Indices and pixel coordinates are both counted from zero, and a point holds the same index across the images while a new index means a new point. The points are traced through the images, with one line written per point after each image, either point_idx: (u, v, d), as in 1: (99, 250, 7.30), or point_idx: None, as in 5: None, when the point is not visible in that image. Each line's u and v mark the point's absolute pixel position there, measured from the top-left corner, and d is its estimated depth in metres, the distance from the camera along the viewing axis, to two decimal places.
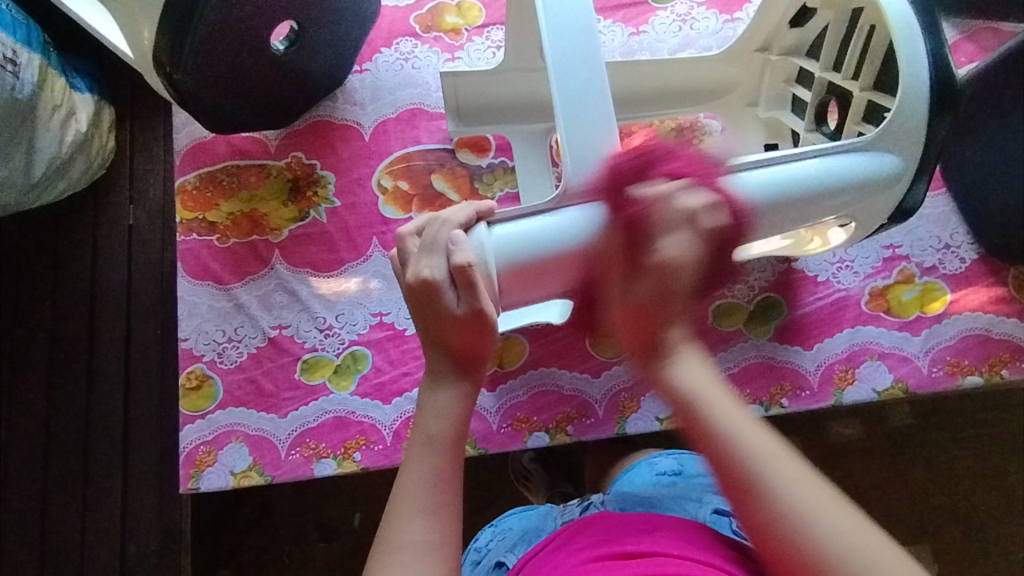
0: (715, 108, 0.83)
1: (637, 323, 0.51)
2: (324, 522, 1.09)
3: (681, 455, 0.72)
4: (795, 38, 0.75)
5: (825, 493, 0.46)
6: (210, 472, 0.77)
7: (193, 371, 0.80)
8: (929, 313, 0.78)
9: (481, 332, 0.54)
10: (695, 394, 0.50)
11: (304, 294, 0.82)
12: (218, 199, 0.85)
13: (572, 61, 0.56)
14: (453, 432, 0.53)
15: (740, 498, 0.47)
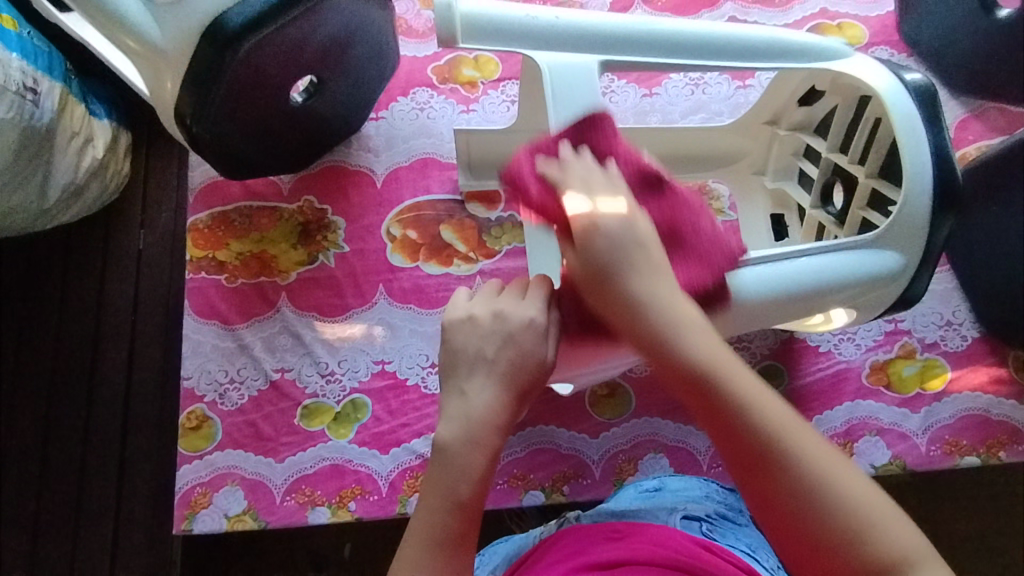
0: (722, 175, 0.86)
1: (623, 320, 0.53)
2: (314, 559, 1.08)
3: (664, 475, 0.75)
4: (802, 116, 0.79)
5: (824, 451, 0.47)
6: (204, 515, 0.77)
7: (194, 411, 0.80)
8: (929, 390, 0.78)
9: (537, 382, 0.56)
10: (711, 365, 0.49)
11: (308, 338, 0.83)
12: (229, 238, 0.87)
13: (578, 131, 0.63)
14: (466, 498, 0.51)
15: (749, 472, 0.47)
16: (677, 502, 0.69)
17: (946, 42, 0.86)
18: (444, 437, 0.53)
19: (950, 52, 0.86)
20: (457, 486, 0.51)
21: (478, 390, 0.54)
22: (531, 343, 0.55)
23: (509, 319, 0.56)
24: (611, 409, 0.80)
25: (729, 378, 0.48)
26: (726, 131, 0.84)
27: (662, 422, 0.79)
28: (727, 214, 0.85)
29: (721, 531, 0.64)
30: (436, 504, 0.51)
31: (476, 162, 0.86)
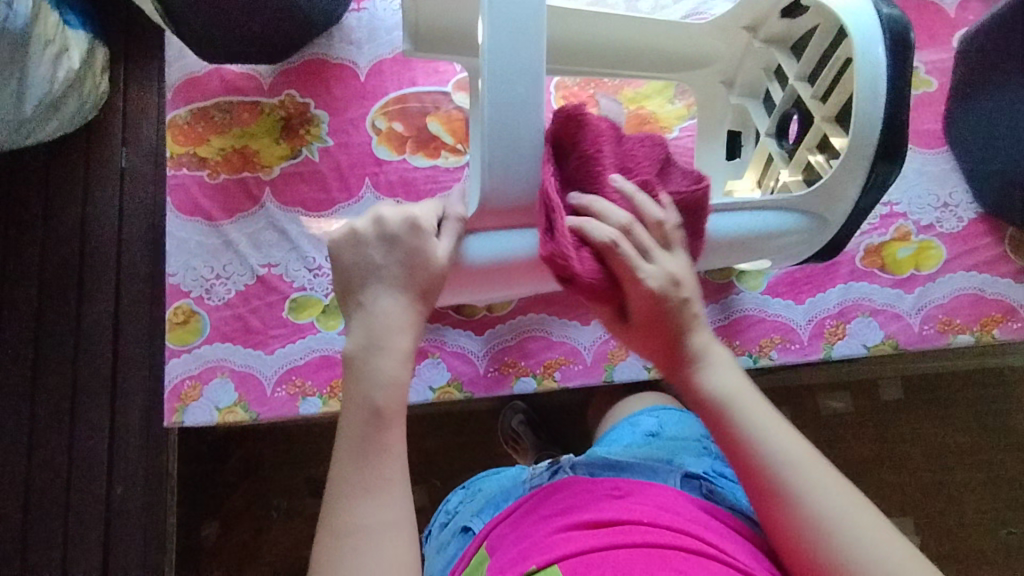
0: (689, 81, 0.78)
1: (650, 336, 0.54)
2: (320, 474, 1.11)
3: (664, 416, 0.73)
4: (783, 29, 0.70)
5: (764, 408, 0.51)
6: (195, 407, 0.77)
7: (181, 306, 0.79)
8: (923, 270, 0.77)
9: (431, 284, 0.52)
10: (728, 396, 0.51)
11: (294, 233, 0.81)
12: (210, 134, 0.84)
13: (511, 21, 0.47)
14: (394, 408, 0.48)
15: (711, 421, 0.51)
16: (677, 454, 0.66)
17: None
18: (352, 346, 0.50)
19: None
20: (373, 393, 0.49)
21: (378, 304, 0.51)
22: (419, 242, 0.52)
23: (387, 224, 0.52)
24: None
25: (709, 365, 0.52)
26: (697, 33, 0.74)
27: None
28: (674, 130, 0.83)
29: (723, 490, 0.61)
30: (355, 416, 0.48)
31: (423, 32, 0.76)
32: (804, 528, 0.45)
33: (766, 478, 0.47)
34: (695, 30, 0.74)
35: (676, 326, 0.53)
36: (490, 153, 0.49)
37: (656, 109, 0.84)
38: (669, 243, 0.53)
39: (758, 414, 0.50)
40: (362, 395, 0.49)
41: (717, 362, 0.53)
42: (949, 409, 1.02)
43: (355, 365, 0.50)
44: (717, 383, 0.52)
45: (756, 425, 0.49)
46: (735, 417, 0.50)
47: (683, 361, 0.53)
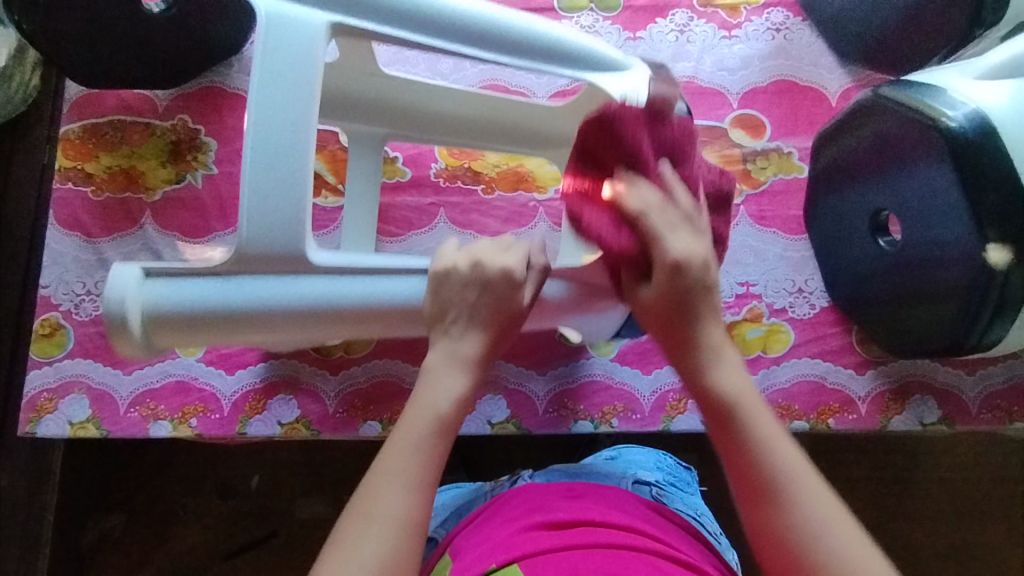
0: (556, 158, 0.82)
1: (662, 328, 0.60)
2: (217, 481, 1.15)
3: (622, 447, 0.83)
4: None
5: (777, 424, 0.55)
6: (49, 420, 0.79)
7: (48, 319, 0.81)
8: (770, 354, 0.79)
9: (510, 329, 0.61)
10: (733, 395, 0.56)
11: (167, 256, 0.83)
12: (99, 151, 0.86)
13: (281, 79, 0.57)
14: (450, 418, 0.56)
15: (716, 422, 0.56)
16: (629, 467, 0.77)
17: (836, 8, 0.84)
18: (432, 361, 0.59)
19: (842, 15, 0.83)
20: (439, 402, 0.56)
21: (463, 335, 0.60)
22: (503, 285, 0.60)
23: (486, 268, 0.60)
24: None
25: (720, 362, 0.58)
26: (555, 115, 0.78)
27: (504, 364, 0.80)
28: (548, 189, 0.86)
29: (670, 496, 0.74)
30: (420, 438, 0.54)
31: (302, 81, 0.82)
32: (794, 525, 0.50)
33: (756, 478, 0.52)
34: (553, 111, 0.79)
35: (692, 304, 0.58)
36: (251, 179, 0.56)
37: (535, 168, 0.87)
38: (673, 225, 0.58)
39: (760, 418, 0.55)
40: (427, 403, 0.56)
41: (733, 372, 0.58)
42: (861, 477, 1.01)
43: (424, 386, 0.58)
44: (723, 382, 0.57)
45: (758, 424, 0.55)
46: (738, 418, 0.55)
47: (694, 352, 0.59)
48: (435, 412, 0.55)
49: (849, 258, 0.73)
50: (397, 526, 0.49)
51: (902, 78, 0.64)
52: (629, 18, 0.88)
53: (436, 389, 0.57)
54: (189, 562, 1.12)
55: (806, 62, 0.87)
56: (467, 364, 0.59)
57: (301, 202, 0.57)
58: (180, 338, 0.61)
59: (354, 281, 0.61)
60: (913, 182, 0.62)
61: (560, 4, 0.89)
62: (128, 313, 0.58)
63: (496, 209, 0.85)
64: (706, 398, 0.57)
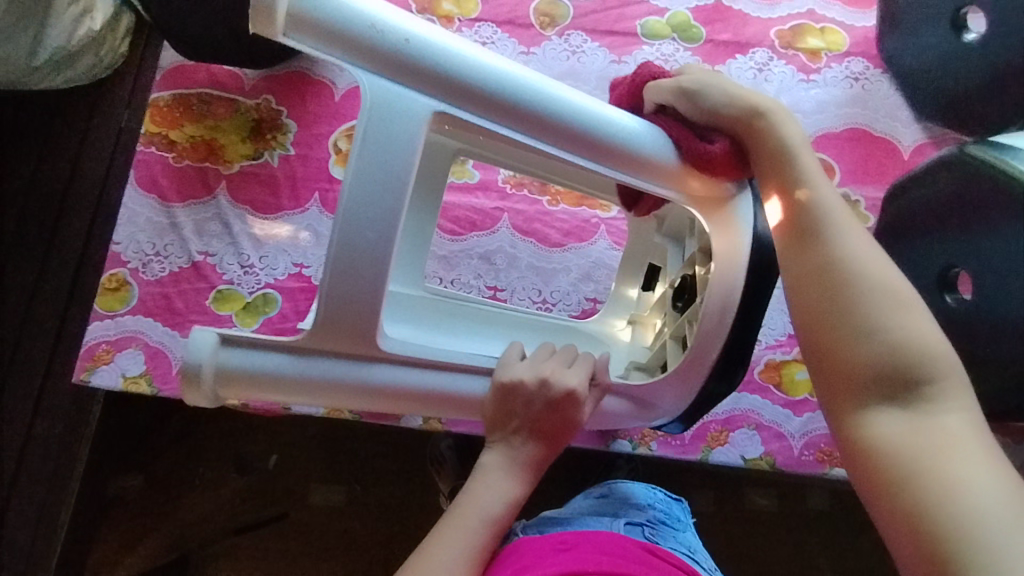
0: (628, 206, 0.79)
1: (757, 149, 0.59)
2: (241, 456, 1.16)
3: (613, 484, 0.85)
4: None
5: (864, 236, 0.54)
6: (104, 371, 0.81)
7: (116, 274, 0.84)
8: (817, 397, 0.79)
9: (563, 437, 0.65)
10: (815, 197, 0.56)
11: (237, 228, 0.85)
12: (185, 120, 0.89)
13: (381, 145, 0.53)
14: (501, 510, 0.60)
15: (792, 246, 0.56)
16: (620, 510, 0.78)
17: (920, 64, 0.85)
18: (489, 457, 0.63)
19: (922, 73, 0.85)
20: (492, 499, 0.60)
21: (522, 441, 0.63)
22: (572, 412, 0.64)
23: (554, 386, 0.63)
24: None
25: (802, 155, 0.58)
26: None
27: None
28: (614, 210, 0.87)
29: (661, 535, 0.75)
30: (471, 516, 0.59)
31: None
32: (863, 359, 0.49)
33: (828, 308, 0.52)
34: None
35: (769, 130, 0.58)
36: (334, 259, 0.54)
37: None
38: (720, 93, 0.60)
39: (833, 207, 0.55)
40: (475, 509, 0.59)
41: (822, 194, 0.56)
42: None
43: (479, 482, 0.61)
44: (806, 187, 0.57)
45: (840, 241, 0.54)
46: (808, 203, 0.56)
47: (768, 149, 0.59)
48: (495, 511, 0.60)
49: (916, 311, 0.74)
50: None
51: (989, 139, 0.64)
52: (709, 51, 0.90)
53: (486, 483, 0.61)
54: (202, 532, 1.13)
55: (883, 114, 0.88)
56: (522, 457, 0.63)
57: (384, 261, 0.54)
58: (241, 393, 0.60)
59: (416, 370, 0.63)
60: (989, 243, 0.62)
61: (644, 31, 0.91)
62: (202, 370, 0.58)
63: (559, 221, 0.87)
64: (791, 218, 0.56)
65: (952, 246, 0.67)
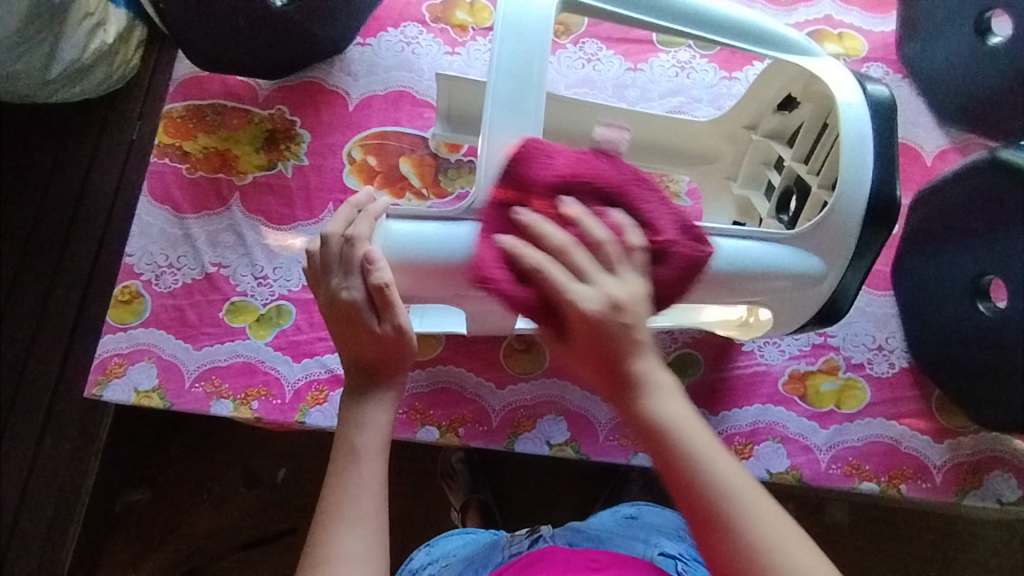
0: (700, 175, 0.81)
1: (591, 360, 0.49)
2: (249, 470, 1.14)
3: (643, 505, 0.83)
4: (779, 123, 0.73)
5: (755, 499, 0.47)
6: (116, 384, 0.79)
7: (128, 286, 0.83)
8: (843, 409, 0.77)
9: (386, 354, 0.56)
10: (706, 462, 0.48)
11: (250, 240, 0.85)
12: (198, 131, 0.89)
13: (508, 158, 0.59)
14: (379, 445, 0.55)
15: (702, 536, 0.47)
16: (650, 535, 0.76)
17: (942, 68, 0.83)
18: (345, 411, 0.57)
19: (945, 79, 0.84)
20: (354, 433, 0.55)
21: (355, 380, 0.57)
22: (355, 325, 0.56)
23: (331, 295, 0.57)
24: (524, 365, 0.79)
25: (659, 394, 0.49)
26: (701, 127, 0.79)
27: (570, 387, 0.78)
28: (683, 199, 0.84)
29: (693, 571, 0.70)
30: (343, 456, 0.55)
31: (455, 112, 0.85)
32: None
33: None
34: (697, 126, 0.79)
35: (614, 347, 0.48)
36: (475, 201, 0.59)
37: None
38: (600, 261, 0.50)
39: (738, 487, 0.47)
40: (343, 438, 0.55)
41: (720, 473, 0.47)
42: None
43: (353, 414, 0.56)
44: (698, 456, 0.48)
45: (746, 534, 0.46)
46: (720, 492, 0.47)
47: (627, 389, 0.50)
48: (374, 441, 0.55)
49: (948, 320, 0.72)
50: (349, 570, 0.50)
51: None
52: (726, 58, 0.90)
53: (357, 419, 0.56)
54: (210, 547, 1.11)
55: (903, 119, 0.87)
56: (380, 378, 0.57)
57: None
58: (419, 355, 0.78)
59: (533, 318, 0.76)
60: None
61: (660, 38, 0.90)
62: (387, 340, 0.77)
63: None
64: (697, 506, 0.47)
65: (990, 252, 0.66)
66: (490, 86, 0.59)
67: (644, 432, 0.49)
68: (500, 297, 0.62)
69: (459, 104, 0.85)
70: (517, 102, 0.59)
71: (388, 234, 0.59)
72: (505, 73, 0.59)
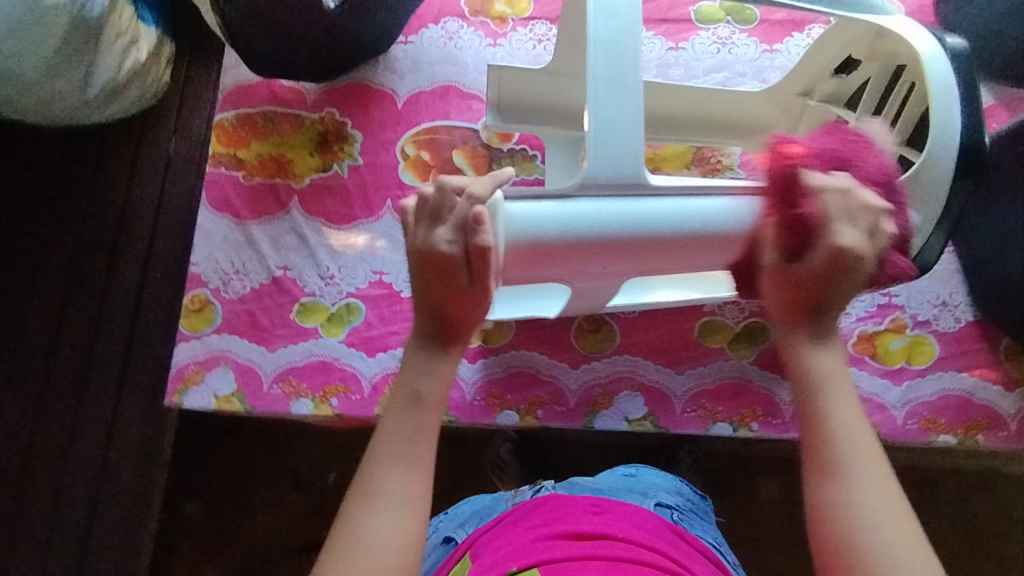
0: (751, 143, 0.82)
1: (796, 288, 0.57)
2: (297, 475, 1.10)
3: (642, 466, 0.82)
4: (835, 87, 0.75)
5: (889, 488, 0.52)
6: (195, 391, 0.80)
7: (197, 295, 0.84)
8: (914, 365, 0.78)
9: (465, 312, 0.57)
10: (827, 378, 0.56)
11: (313, 241, 0.86)
12: (251, 138, 0.90)
13: (611, 130, 0.58)
14: (437, 394, 0.56)
15: (824, 480, 0.53)
16: (650, 490, 0.76)
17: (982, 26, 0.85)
18: (410, 346, 0.58)
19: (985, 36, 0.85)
20: (417, 378, 0.56)
21: (426, 332, 0.58)
22: (440, 275, 0.56)
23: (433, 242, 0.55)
24: (595, 344, 0.80)
25: (829, 354, 0.58)
26: (755, 99, 0.81)
27: (643, 362, 0.80)
28: (737, 170, 0.85)
29: (690, 522, 0.72)
30: (399, 399, 0.56)
31: (506, 105, 0.86)
32: None
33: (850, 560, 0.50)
34: (751, 97, 0.81)
35: (827, 299, 0.57)
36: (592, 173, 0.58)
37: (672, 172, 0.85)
38: (837, 217, 0.55)
39: (856, 444, 0.53)
40: (408, 382, 0.56)
41: (841, 420, 0.54)
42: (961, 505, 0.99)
43: (416, 362, 0.57)
44: (822, 369, 0.57)
45: (873, 509, 0.50)
46: (817, 402, 0.55)
47: (802, 333, 0.59)
48: (436, 391, 0.56)
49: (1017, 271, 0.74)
50: (386, 500, 0.51)
51: None
52: (765, 31, 0.91)
53: (417, 365, 0.57)
54: None
55: None
56: (453, 338, 0.58)
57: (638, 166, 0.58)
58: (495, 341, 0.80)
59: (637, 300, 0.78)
60: None
61: (697, 16, 0.92)
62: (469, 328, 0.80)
63: None
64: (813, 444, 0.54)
65: None
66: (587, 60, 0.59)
67: (796, 370, 0.58)
68: (613, 269, 0.62)
69: (509, 97, 0.85)
70: (616, 76, 0.58)
71: (507, 215, 0.57)
72: (601, 49, 0.59)
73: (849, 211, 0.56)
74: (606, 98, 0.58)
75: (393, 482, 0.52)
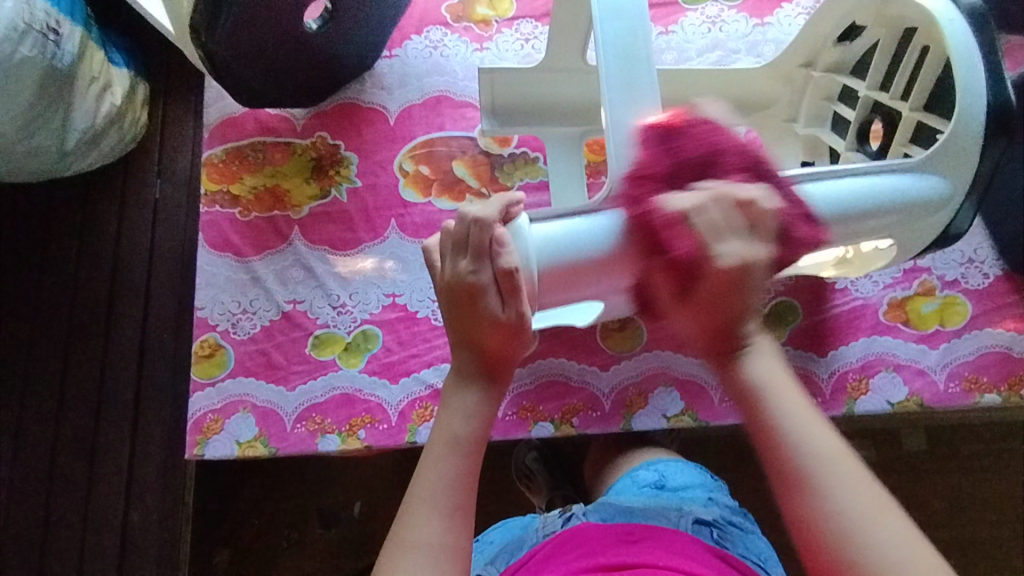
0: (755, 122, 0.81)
1: (716, 305, 0.50)
2: (323, 507, 1.06)
3: (663, 466, 0.72)
4: (838, 56, 0.74)
5: (881, 501, 0.45)
6: (216, 440, 0.77)
7: (207, 339, 0.81)
8: (948, 326, 0.76)
9: (503, 347, 0.54)
10: (765, 385, 0.50)
11: (320, 271, 0.83)
12: (243, 172, 0.87)
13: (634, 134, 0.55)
14: (476, 433, 0.52)
15: (789, 491, 0.46)
16: (683, 501, 0.65)
17: None
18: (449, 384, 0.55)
19: None
20: (454, 421, 0.52)
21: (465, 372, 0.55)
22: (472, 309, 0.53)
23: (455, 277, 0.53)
24: (623, 343, 0.78)
25: (757, 354, 0.52)
26: (755, 75, 0.79)
27: (674, 355, 0.78)
28: None
29: (732, 540, 0.62)
30: (438, 444, 0.52)
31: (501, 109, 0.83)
32: None
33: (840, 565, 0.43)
34: (751, 73, 0.79)
35: (743, 297, 0.50)
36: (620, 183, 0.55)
37: None
38: (722, 232, 0.49)
39: (808, 427, 0.48)
40: (447, 424, 0.52)
41: (790, 421, 0.48)
42: (1004, 460, 0.97)
43: (454, 401, 0.54)
44: (754, 373, 0.51)
45: (843, 495, 0.45)
46: (765, 398, 0.50)
47: (731, 347, 0.52)
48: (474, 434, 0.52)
49: None
50: (428, 557, 0.46)
51: None
52: (754, 5, 0.89)
53: (452, 404, 0.53)
54: None
55: None
56: (494, 374, 0.55)
57: None
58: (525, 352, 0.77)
59: None
60: None
61: None
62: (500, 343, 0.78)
63: None
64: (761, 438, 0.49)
65: None
66: (599, 67, 0.57)
67: (735, 386, 0.52)
68: None
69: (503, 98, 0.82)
70: (630, 78, 0.57)
71: (534, 237, 0.54)
72: (611, 52, 0.57)
73: (727, 222, 0.50)
74: (624, 102, 0.56)
75: (431, 533, 0.47)
